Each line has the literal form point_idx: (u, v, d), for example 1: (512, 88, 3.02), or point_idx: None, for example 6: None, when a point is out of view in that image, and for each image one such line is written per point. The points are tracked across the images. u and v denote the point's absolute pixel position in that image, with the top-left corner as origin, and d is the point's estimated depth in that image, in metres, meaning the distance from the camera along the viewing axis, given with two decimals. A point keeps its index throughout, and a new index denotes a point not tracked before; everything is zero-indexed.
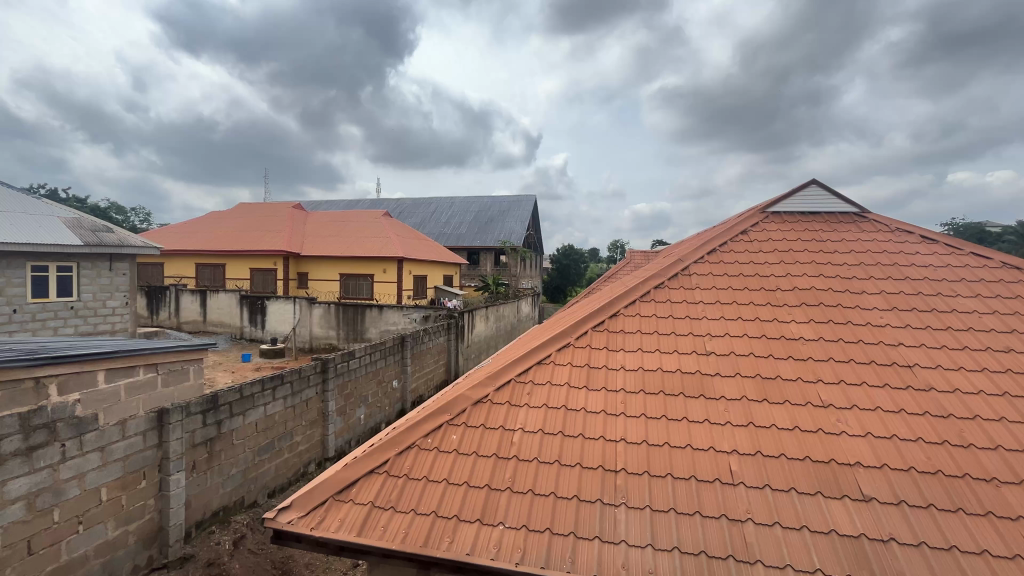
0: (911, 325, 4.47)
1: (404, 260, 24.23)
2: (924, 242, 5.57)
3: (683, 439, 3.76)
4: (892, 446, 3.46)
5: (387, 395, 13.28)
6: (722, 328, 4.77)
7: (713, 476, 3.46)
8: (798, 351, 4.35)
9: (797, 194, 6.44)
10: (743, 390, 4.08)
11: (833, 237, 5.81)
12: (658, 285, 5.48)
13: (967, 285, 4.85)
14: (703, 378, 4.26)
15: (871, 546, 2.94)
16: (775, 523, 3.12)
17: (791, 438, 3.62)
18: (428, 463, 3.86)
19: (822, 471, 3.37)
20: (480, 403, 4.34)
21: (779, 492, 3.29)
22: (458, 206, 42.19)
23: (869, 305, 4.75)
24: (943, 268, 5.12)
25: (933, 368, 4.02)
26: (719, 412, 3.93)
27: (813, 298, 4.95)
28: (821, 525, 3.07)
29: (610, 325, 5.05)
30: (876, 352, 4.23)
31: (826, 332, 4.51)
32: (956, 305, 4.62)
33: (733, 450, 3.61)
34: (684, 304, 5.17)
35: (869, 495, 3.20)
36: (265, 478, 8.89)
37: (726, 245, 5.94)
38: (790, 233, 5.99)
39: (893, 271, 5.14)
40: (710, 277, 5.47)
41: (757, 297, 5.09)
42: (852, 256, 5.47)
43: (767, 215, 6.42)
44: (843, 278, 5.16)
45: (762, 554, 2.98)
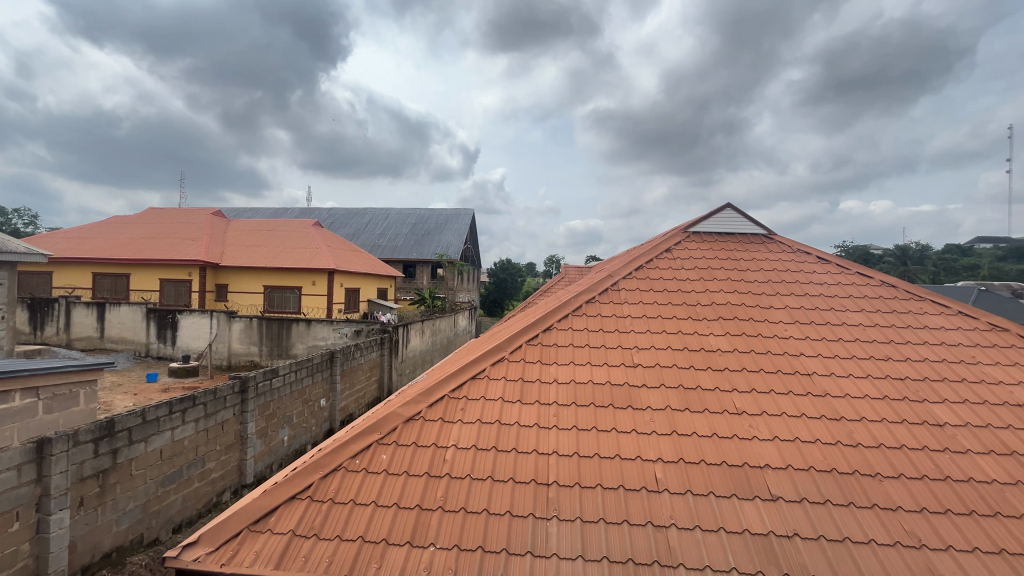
0: (810, 336, 4.95)
1: (336, 272, 23.28)
2: (820, 262, 6.22)
3: (611, 449, 3.88)
4: (795, 447, 3.79)
5: (314, 415, 12.54)
6: (649, 341, 5.01)
7: (640, 484, 3.59)
8: (715, 362, 4.67)
9: (715, 215, 6.94)
10: (668, 399, 4.30)
11: (747, 257, 6.33)
12: (590, 299, 5.68)
13: (854, 301, 5.46)
14: (630, 389, 4.43)
15: (778, 543, 3.16)
16: (696, 526, 3.29)
17: (710, 445, 3.85)
18: (355, 485, 3.68)
19: (737, 474, 3.61)
20: (412, 420, 4.23)
21: (698, 496, 3.48)
22: (394, 218, 41.25)
23: (776, 319, 5.21)
24: (836, 286, 5.73)
25: (829, 375, 4.47)
26: (646, 421, 4.11)
27: (728, 312, 5.35)
28: (735, 526, 3.27)
29: (543, 338, 5.14)
30: (781, 362, 4.63)
31: (740, 344, 4.88)
32: (846, 319, 5.18)
33: (658, 458, 3.78)
34: (613, 317, 5.38)
35: (776, 495, 3.46)
36: (170, 511, 8.04)
37: (653, 262, 6.28)
38: (708, 252, 6.45)
39: (795, 288, 5.69)
40: (637, 292, 5.75)
41: (679, 311, 5.42)
42: (762, 275, 5.98)
43: (688, 234, 6.87)
44: (755, 294, 5.63)
45: (684, 557, 3.12)
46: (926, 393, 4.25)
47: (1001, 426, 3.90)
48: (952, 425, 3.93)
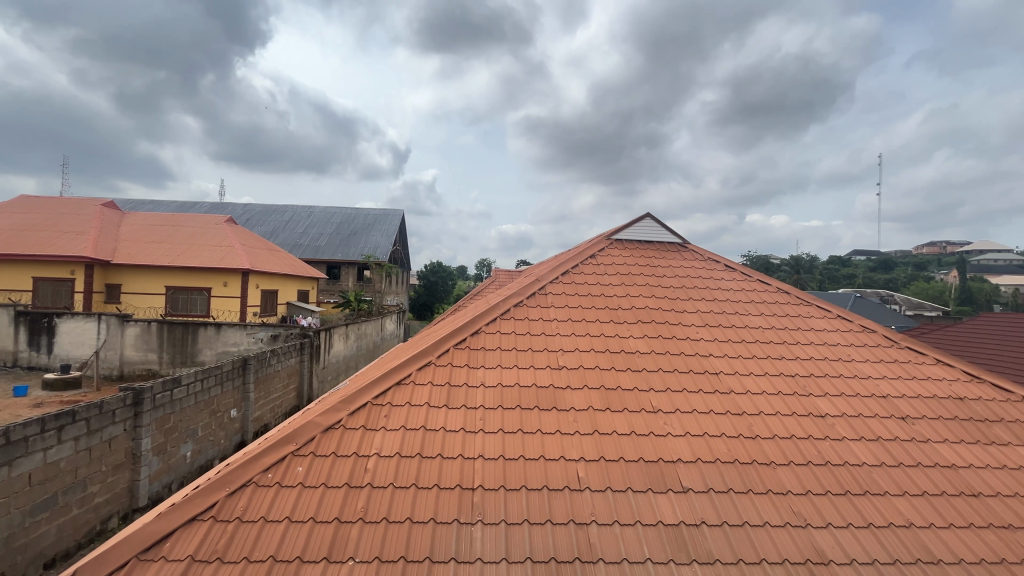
0: (717, 339, 5.37)
1: (250, 272, 21.66)
2: (727, 270, 6.78)
3: (536, 451, 3.95)
4: (703, 441, 4.08)
5: (222, 427, 11.53)
6: (573, 344, 5.17)
7: (563, 484, 3.68)
8: (634, 363, 4.93)
9: (636, 224, 7.31)
10: (590, 400, 4.46)
11: (663, 264, 6.75)
12: (518, 302, 5.76)
13: (755, 306, 6.01)
14: (555, 391, 4.54)
15: (687, 531, 3.38)
16: (614, 521, 3.43)
17: (628, 442, 4.05)
18: (267, 501, 3.43)
19: (652, 469, 3.82)
20: (331, 429, 4.03)
21: (617, 492, 3.64)
22: (317, 216, 39.25)
23: (689, 322, 5.60)
24: (741, 292, 6.27)
25: (733, 373, 4.87)
26: (569, 422, 4.22)
27: (647, 316, 5.67)
28: (650, 519, 3.46)
29: (471, 342, 5.13)
30: (692, 363, 4.98)
31: (656, 345, 5.19)
32: (747, 322, 5.69)
33: (581, 457, 3.90)
34: (539, 321, 5.49)
35: (687, 487, 3.70)
36: (41, 544, 6.95)
37: (578, 267, 6.49)
38: (630, 259, 6.79)
39: (706, 294, 6.15)
40: (563, 296, 5.92)
41: (602, 315, 5.65)
42: (676, 281, 6.40)
43: (612, 241, 7.19)
44: (670, 299, 6.02)
45: (603, 552, 3.24)
46: (812, 387, 4.76)
47: (870, 415, 4.46)
48: (832, 415, 4.43)
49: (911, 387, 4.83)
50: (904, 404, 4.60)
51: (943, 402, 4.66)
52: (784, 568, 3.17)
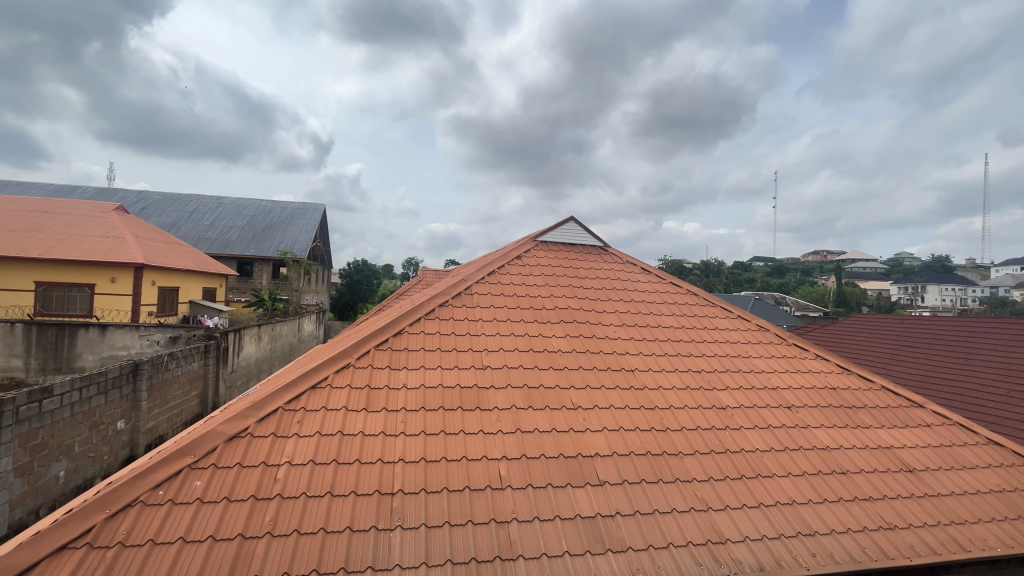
0: (633, 338, 5.68)
1: (145, 267, 19.45)
2: (643, 273, 7.19)
3: (458, 451, 3.92)
4: (619, 436, 4.29)
5: (107, 441, 10.23)
6: (498, 344, 5.20)
7: (484, 483, 3.69)
8: (557, 362, 5.07)
9: (560, 226, 7.50)
10: (513, 399, 4.51)
11: (586, 266, 7.01)
12: (443, 302, 5.69)
13: (668, 306, 6.43)
14: (479, 391, 4.55)
15: (603, 523, 3.53)
16: (534, 518, 3.50)
17: (549, 440, 4.15)
18: (157, 521, 3.09)
19: (571, 464, 3.95)
20: (236, 439, 3.72)
21: (538, 489, 3.71)
22: (227, 208, 36.16)
23: (608, 322, 5.87)
24: (655, 293, 6.68)
25: (647, 370, 5.18)
26: (492, 421, 4.25)
27: (569, 316, 5.86)
28: (568, 513, 3.56)
29: (393, 343, 4.99)
30: (610, 361, 5.23)
31: (578, 345, 5.38)
32: (660, 322, 6.07)
33: (502, 456, 3.94)
34: (465, 321, 5.47)
35: (603, 480, 3.86)
36: None
37: (504, 268, 6.55)
38: (554, 260, 6.98)
39: (623, 295, 6.48)
40: (489, 296, 5.95)
41: (527, 315, 5.75)
42: (597, 282, 6.68)
43: (537, 243, 7.33)
44: (591, 300, 6.27)
45: (522, 549, 3.29)
46: (716, 382, 5.18)
47: (763, 405, 4.93)
48: (732, 407, 4.85)
49: (796, 379, 5.42)
50: (790, 395, 5.15)
51: (821, 391, 5.27)
52: (687, 551, 3.41)
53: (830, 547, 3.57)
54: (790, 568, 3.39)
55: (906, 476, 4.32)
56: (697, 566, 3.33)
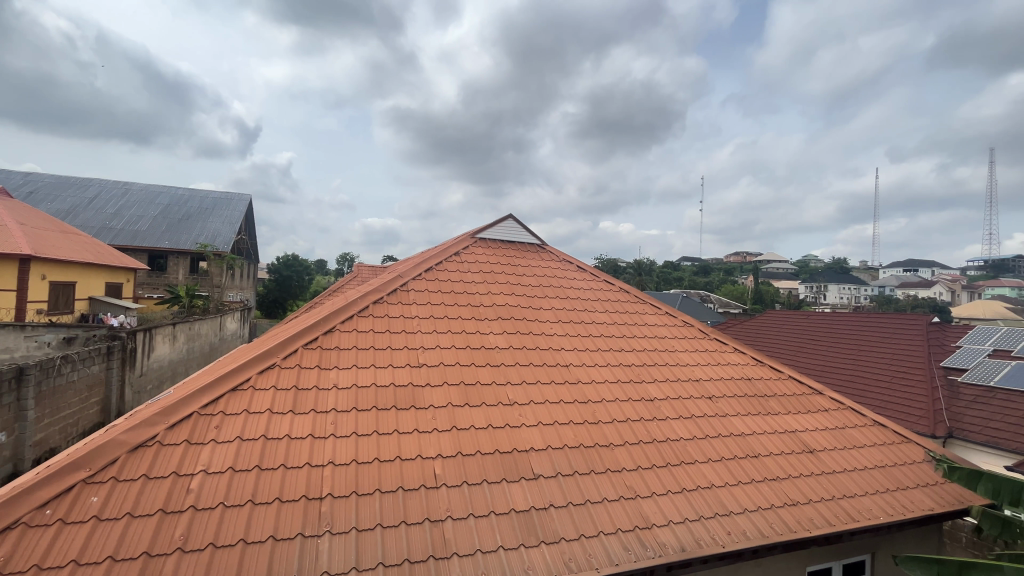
0: (569, 333, 5.83)
1: (34, 259, 17.25)
2: (579, 270, 7.38)
3: (392, 451, 3.83)
4: (553, 430, 4.38)
5: None
6: (434, 341, 5.13)
7: (418, 483, 3.63)
8: (493, 358, 5.08)
9: (498, 224, 7.53)
10: (449, 397, 4.47)
11: (524, 264, 7.08)
12: (377, 299, 5.54)
13: (601, 303, 6.66)
14: (414, 389, 4.47)
15: (537, 515, 3.59)
16: (469, 514, 3.49)
17: (485, 436, 4.15)
18: (44, 544, 2.74)
19: (506, 460, 3.98)
20: (142, 448, 3.39)
21: (473, 486, 3.71)
22: (135, 195, 32.86)
23: (544, 319, 5.97)
24: (590, 291, 6.89)
25: (581, 365, 5.34)
26: (427, 420, 4.18)
27: (507, 313, 5.90)
28: (503, 508, 3.59)
29: (323, 342, 4.77)
30: (545, 356, 5.32)
31: (514, 341, 5.43)
32: (594, 318, 6.27)
33: (437, 454, 3.89)
34: (400, 318, 5.34)
35: (537, 473, 3.93)
36: None
37: (441, 264, 6.47)
38: (492, 257, 7.00)
39: (560, 292, 6.63)
40: (425, 293, 5.85)
41: (464, 312, 5.72)
42: (534, 279, 6.77)
43: (475, 240, 7.30)
44: (528, 296, 6.35)
45: (457, 547, 3.27)
46: (645, 375, 5.44)
47: (687, 397, 5.24)
48: (659, 399, 5.11)
49: (717, 371, 5.81)
50: (711, 386, 5.51)
51: (738, 382, 5.69)
52: (616, 538, 3.55)
53: (744, 525, 3.87)
54: (709, 547, 3.63)
55: (808, 457, 4.77)
56: (625, 551, 3.47)
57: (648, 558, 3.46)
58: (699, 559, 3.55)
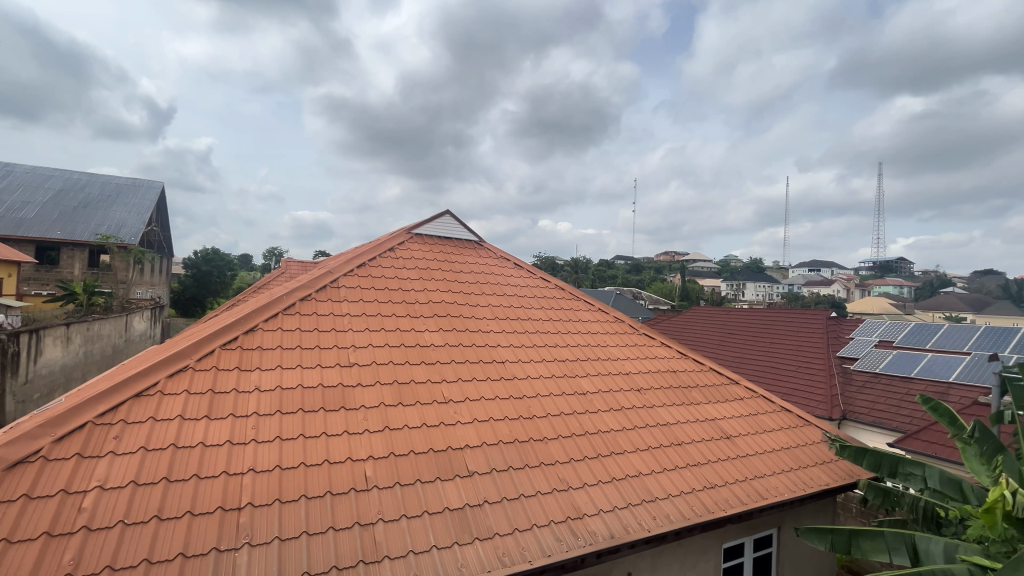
0: (505, 330, 5.86)
1: None
2: (516, 268, 7.45)
3: (320, 455, 3.66)
4: (488, 427, 4.39)
5: None
6: (367, 340, 4.96)
7: (348, 486, 3.49)
8: (428, 356, 5.00)
9: (436, 219, 7.41)
10: (382, 396, 4.35)
11: (461, 261, 7.03)
12: (305, 297, 5.27)
13: (537, 300, 6.76)
14: (345, 390, 4.29)
15: (471, 513, 3.58)
16: (401, 516, 3.41)
17: (419, 436, 4.08)
18: None
19: (441, 458, 3.94)
20: (22, 465, 2.99)
21: (405, 486, 3.63)
22: (20, 178, 28.95)
23: (480, 315, 5.97)
24: (527, 288, 6.97)
25: (516, 361, 5.39)
26: (359, 421, 4.04)
27: (443, 310, 5.83)
28: (436, 507, 3.55)
29: (244, 341, 4.47)
30: (482, 353, 5.32)
31: (450, 339, 5.37)
32: (530, 315, 6.36)
33: (369, 456, 3.77)
34: (330, 316, 5.11)
35: (472, 471, 3.92)
36: None
37: (374, 261, 6.28)
38: (428, 253, 6.89)
39: (497, 289, 6.65)
40: (357, 290, 5.64)
41: (398, 309, 5.59)
42: (471, 276, 6.74)
43: (412, 236, 7.14)
44: (465, 293, 6.31)
45: (388, 549, 3.18)
46: (579, 370, 5.60)
47: (617, 390, 5.46)
48: (591, 392, 5.29)
49: (646, 364, 6.10)
50: (640, 378, 5.78)
51: (664, 374, 6.01)
52: (549, 530, 3.63)
53: (668, 509, 4.10)
54: (636, 532, 3.81)
55: (726, 442, 5.14)
56: (557, 542, 3.55)
57: (579, 547, 3.56)
58: (627, 544, 3.71)
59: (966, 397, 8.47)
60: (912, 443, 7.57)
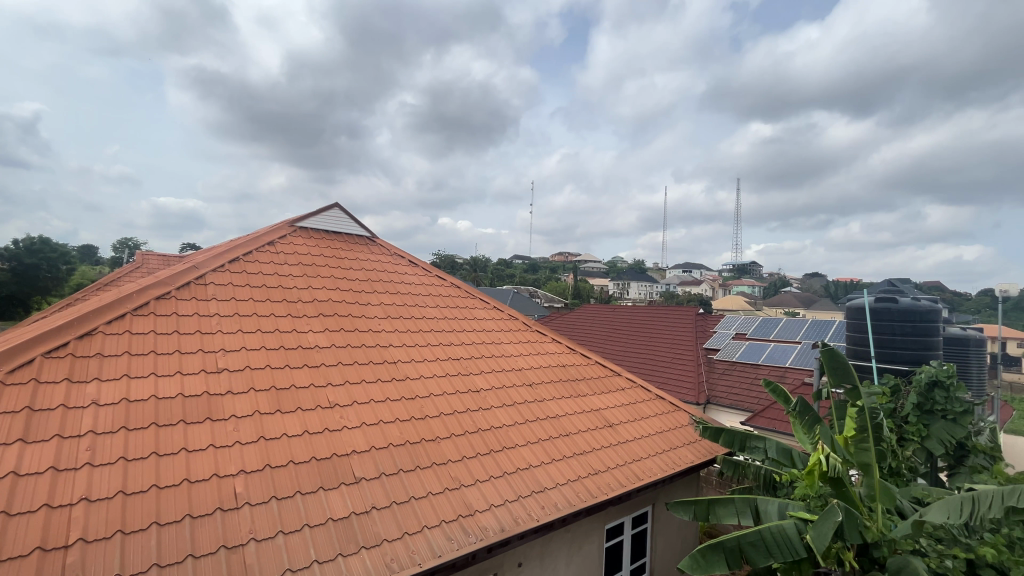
0: (398, 329, 5.68)
1: None
2: (411, 265, 7.27)
3: (178, 474, 3.22)
4: (378, 430, 4.22)
5: None
6: (239, 342, 4.48)
7: (212, 506, 3.12)
8: (312, 359, 4.66)
9: (323, 212, 6.94)
10: (256, 404, 3.96)
11: (351, 257, 6.68)
12: (162, 295, 4.60)
13: (433, 298, 6.67)
14: (211, 399, 3.83)
15: (357, 521, 3.41)
16: (277, 533, 3.14)
17: (300, 444, 3.79)
18: None
19: (324, 466, 3.70)
20: None
21: (283, 500, 3.35)
22: None
23: (371, 314, 5.72)
24: (422, 286, 6.85)
25: (409, 361, 5.25)
26: (227, 432, 3.64)
27: (330, 309, 5.47)
28: (319, 519, 3.33)
29: (77, 347, 3.77)
30: (372, 354, 5.10)
31: (337, 339, 5.06)
32: (425, 314, 6.23)
33: (239, 470, 3.41)
34: (194, 317, 4.53)
35: (359, 477, 3.74)
36: None
37: (250, 255, 5.70)
38: (314, 249, 6.44)
39: (390, 287, 6.44)
40: (228, 287, 5.08)
41: (278, 308, 5.13)
42: (361, 273, 6.43)
43: (294, 229, 6.61)
44: (355, 291, 6.00)
45: (262, 571, 2.91)
46: (473, 367, 5.64)
47: (510, 385, 5.59)
48: (485, 389, 5.36)
49: (538, 360, 6.34)
50: (532, 373, 5.99)
51: (554, 369, 6.30)
52: (439, 530, 3.59)
53: (555, 498, 4.31)
54: (526, 523, 3.94)
55: (608, 430, 5.53)
56: (447, 541, 3.54)
57: (470, 544, 3.58)
58: (516, 536, 3.82)
59: (797, 378, 10.12)
60: (759, 420, 8.83)
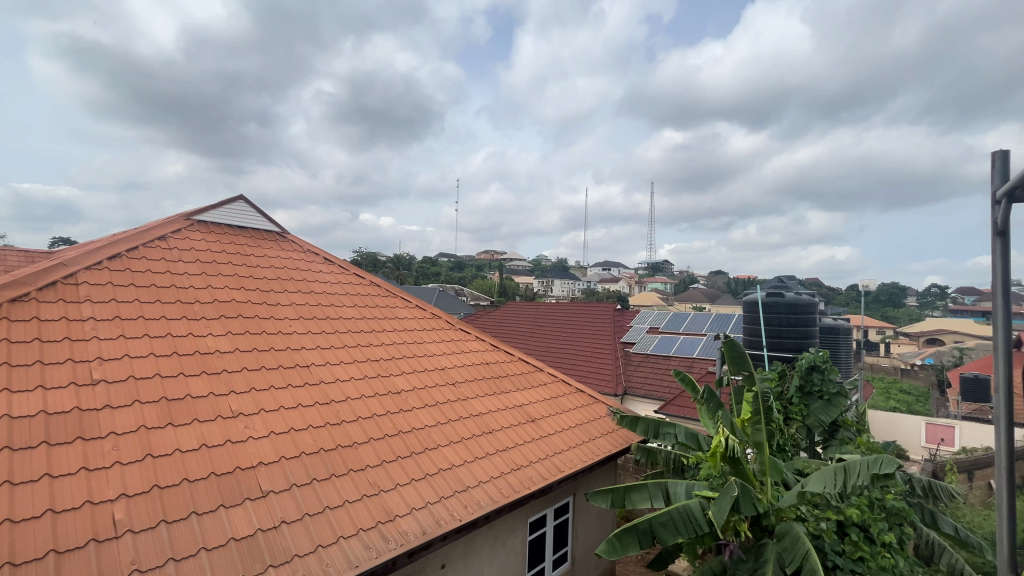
0: (312, 330, 5.36)
1: None
2: (326, 263, 6.89)
3: (39, 504, 2.79)
4: (288, 438, 3.95)
5: None
6: (120, 350, 3.97)
7: (86, 538, 2.74)
8: (212, 365, 4.25)
9: (225, 205, 6.34)
10: (142, 418, 3.54)
11: (258, 254, 6.18)
12: (19, 297, 3.93)
13: (351, 297, 6.37)
14: (84, 415, 3.36)
15: (263, 537, 3.17)
16: (167, 561, 2.83)
17: (196, 459, 3.44)
18: None
19: (224, 482, 3.39)
20: None
21: (174, 523, 3.02)
22: None
23: (281, 315, 5.34)
24: (339, 284, 6.51)
25: (324, 364, 4.96)
26: (105, 451, 3.21)
27: (232, 310, 5.02)
28: (218, 540, 3.04)
29: None
30: (283, 357, 4.76)
31: (241, 343, 4.66)
32: (342, 314, 5.94)
33: (119, 494, 3.02)
34: (62, 322, 3.94)
35: (266, 490, 3.48)
36: None
37: (134, 251, 5.06)
38: (214, 244, 5.87)
39: (304, 286, 6.05)
40: (107, 287, 4.48)
41: (171, 310, 4.62)
42: (271, 272, 5.98)
43: (190, 222, 5.97)
44: (263, 291, 5.56)
45: None
46: (393, 368, 5.46)
47: (433, 385, 5.50)
48: (406, 390, 5.21)
49: (461, 359, 6.30)
50: (456, 372, 5.94)
51: (478, 367, 6.30)
52: (357, 538, 3.44)
53: (478, 496, 4.30)
54: (448, 523, 3.90)
55: (530, 425, 5.64)
56: (365, 550, 3.39)
57: (390, 550, 3.47)
58: (438, 537, 3.76)
59: (703, 368, 10.99)
60: (670, 408, 9.47)
